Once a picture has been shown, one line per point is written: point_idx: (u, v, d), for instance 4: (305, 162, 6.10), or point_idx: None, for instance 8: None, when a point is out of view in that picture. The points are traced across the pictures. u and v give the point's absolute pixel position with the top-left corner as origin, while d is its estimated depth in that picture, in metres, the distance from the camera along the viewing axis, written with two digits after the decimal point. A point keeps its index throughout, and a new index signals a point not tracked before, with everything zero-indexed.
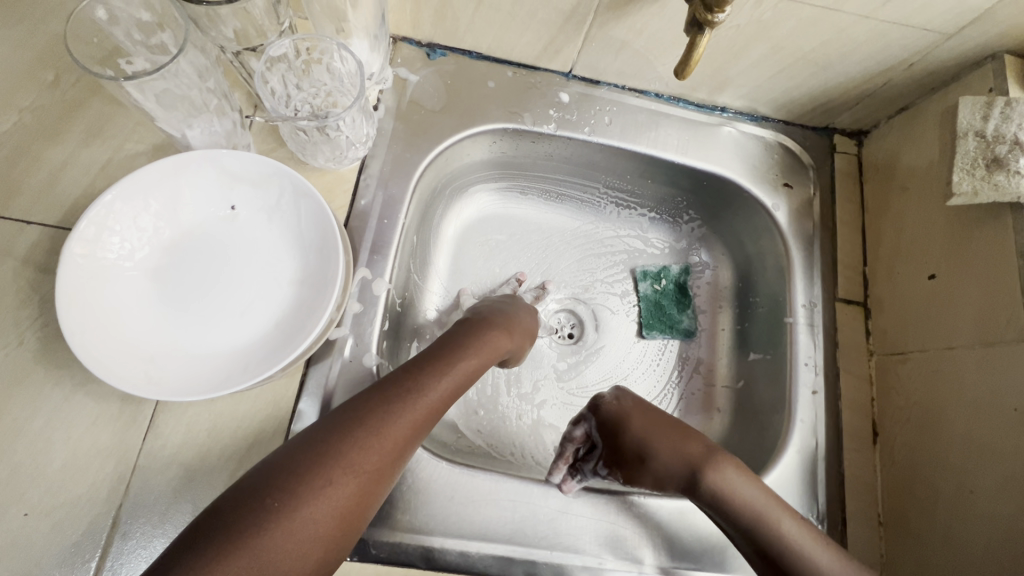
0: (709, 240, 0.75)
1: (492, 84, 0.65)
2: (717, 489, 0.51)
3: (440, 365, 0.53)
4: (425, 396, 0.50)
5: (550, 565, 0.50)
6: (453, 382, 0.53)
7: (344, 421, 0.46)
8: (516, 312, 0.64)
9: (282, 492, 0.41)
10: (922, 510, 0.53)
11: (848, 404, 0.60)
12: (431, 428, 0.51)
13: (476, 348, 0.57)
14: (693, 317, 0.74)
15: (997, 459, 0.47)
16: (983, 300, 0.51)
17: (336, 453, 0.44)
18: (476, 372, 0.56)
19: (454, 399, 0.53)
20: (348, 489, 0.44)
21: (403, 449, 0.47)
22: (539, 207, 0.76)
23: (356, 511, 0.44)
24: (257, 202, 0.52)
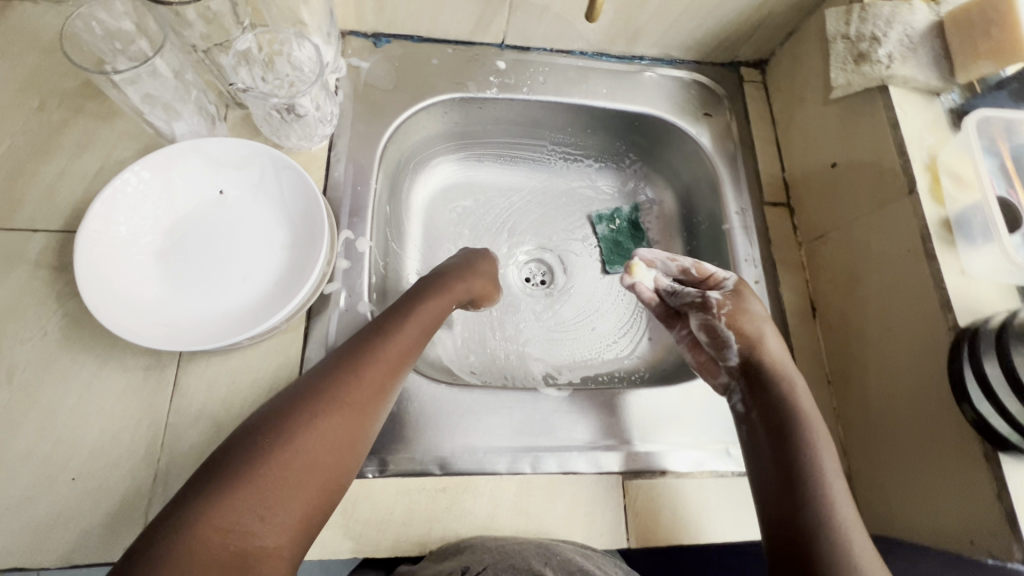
0: (651, 177, 0.84)
1: (435, 62, 0.73)
2: (781, 404, 0.52)
3: (404, 313, 0.57)
4: (392, 339, 0.54)
5: (551, 457, 0.57)
6: (419, 326, 0.57)
7: (321, 374, 0.50)
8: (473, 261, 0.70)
9: (270, 438, 0.45)
10: (857, 359, 0.61)
11: (787, 288, 0.69)
12: (406, 368, 0.55)
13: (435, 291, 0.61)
14: (648, 248, 0.83)
15: (902, 298, 0.56)
16: (872, 172, 0.60)
17: (315, 399, 0.48)
18: (440, 314, 0.61)
19: (423, 339, 0.57)
20: (338, 426, 0.47)
21: (383, 387, 0.51)
22: (496, 172, 0.84)
23: (348, 444, 0.48)
24: (242, 183, 0.59)
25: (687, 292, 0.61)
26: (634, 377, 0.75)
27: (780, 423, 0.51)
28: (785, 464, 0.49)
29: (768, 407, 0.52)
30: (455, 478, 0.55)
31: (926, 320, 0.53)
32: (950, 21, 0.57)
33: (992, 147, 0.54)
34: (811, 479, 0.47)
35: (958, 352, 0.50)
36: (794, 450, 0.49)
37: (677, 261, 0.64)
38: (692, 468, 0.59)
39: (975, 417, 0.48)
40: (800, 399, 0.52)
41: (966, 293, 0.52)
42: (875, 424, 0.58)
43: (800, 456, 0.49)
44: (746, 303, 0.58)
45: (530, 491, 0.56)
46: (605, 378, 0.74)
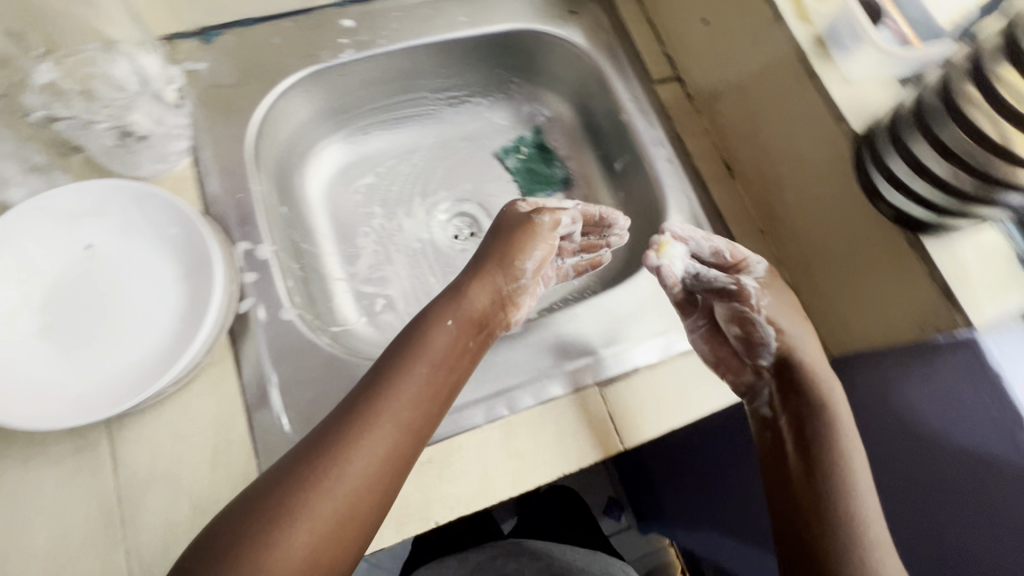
0: (542, 94, 0.82)
1: (277, 40, 0.67)
2: (815, 410, 0.49)
3: (394, 380, 0.47)
4: (379, 421, 0.45)
5: (525, 392, 0.57)
6: (430, 372, 0.48)
7: (314, 441, 0.44)
8: (507, 257, 0.56)
9: (257, 530, 0.40)
10: (781, 201, 0.62)
11: (698, 157, 0.69)
12: (419, 439, 0.47)
13: (449, 320, 0.51)
14: (562, 165, 0.82)
15: (799, 128, 0.57)
16: (739, 15, 0.60)
17: (307, 476, 0.42)
18: (457, 348, 0.51)
19: (439, 389, 0.49)
20: (338, 507, 0.42)
21: (391, 456, 0.45)
22: (387, 139, 0.80)
23: (352, 525, 0.42)
24: (107, 228, 0.53)
25: (715, 278, 0.56)
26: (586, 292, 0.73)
27: (808, 425, 0.49)
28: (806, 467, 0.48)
29: (794, 410, 0.51)
30: (438, 445, 0.54)
31: (826, 139, 0.54)
32: None
33: None
34: (834, 483, 0.47)
35: (860, 160, 0.51)
36: (819, 454, 0.48)
37: (712, 244, 0.57)
38: (663, 355, 0.59)
39: (894, 212, 0.49)
40: (840, 407, 0.50)
41: (857, 99, 0.52)
42: (813, 254, 0.60)
43: (828, 461, 0.47)
44: (778, 299, 0.55)
45: (514, 432, 0.55)
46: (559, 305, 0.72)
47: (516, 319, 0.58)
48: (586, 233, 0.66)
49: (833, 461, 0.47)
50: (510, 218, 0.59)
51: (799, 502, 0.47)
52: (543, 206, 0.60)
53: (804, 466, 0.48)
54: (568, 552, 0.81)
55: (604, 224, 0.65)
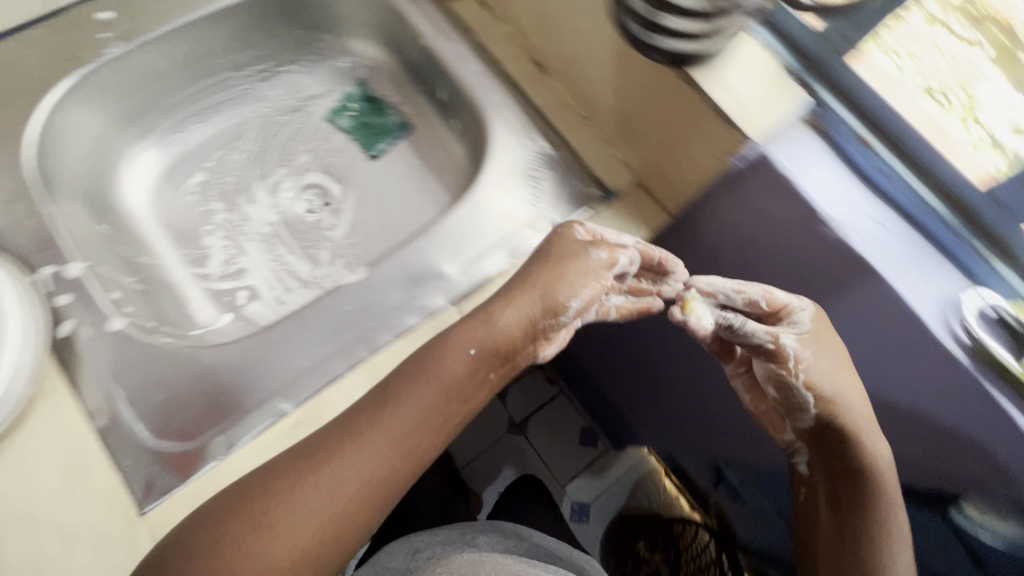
0: (350, 43, 0.80)
1: (28, 52, 0.65)
2: (857, 457, 0.54)
3: (393, 407, 0.50)
4: (383, 444, 0.49)
5: (383, 333, 0.56)
6: (439, 398, 0.51)
7: (334, 431, 0.49)
8: (543, 276, 0.53)
9: (271, 499, 0.46)
10: (588, 81, 0.63)
11: (508, 64, 0.69)
12: (420, 461, 0.52)
13: (466, 346, 0.52)
14: (395, 110, 0.81)
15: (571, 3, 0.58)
16: None
17: (320, 459, 0.48)
18: (474, 378, 0.53)
19: (447, 418, 0.52)
20: (339, 500, 0.47)
21: (388, 467, 0.49)
22: (204, 130, 0.76)
23: (342, 520, 0.47)
24: None
25: (756, 332, 0.53)
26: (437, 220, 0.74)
27: (860, 483, 0.55)
28: (853, 518, 0.55)
29: (835, 457, 0.56)
30: (307, 405, 0.53)
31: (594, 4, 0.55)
32: None
33: None
34: (878, 522, 0.54)
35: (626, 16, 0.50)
36: (870, 512, 0.54)
37: (744, 295, 0.54)
38: (513, 259, 0.60)
39: (669, 57, 0.48)
40: (880, 459, 0.54)
41: None
42: (628, 121, 0.62)
43: (871, 510, 0.54)
44: (822, 356, 0.53)
45: (380, 372, 0.55)
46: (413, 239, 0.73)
47: (546, 353, 0.57)
48: (638, 276, 0.60)
49: (879, 511, 0.54)
50: (565, 240, 0.55)
51: (831, 525, 0.57)
52: (603, 237, 0.56)
53: (849, 514, 0.55)
54: (539, 535, 0.79)
55: (661, 270, 0.59)
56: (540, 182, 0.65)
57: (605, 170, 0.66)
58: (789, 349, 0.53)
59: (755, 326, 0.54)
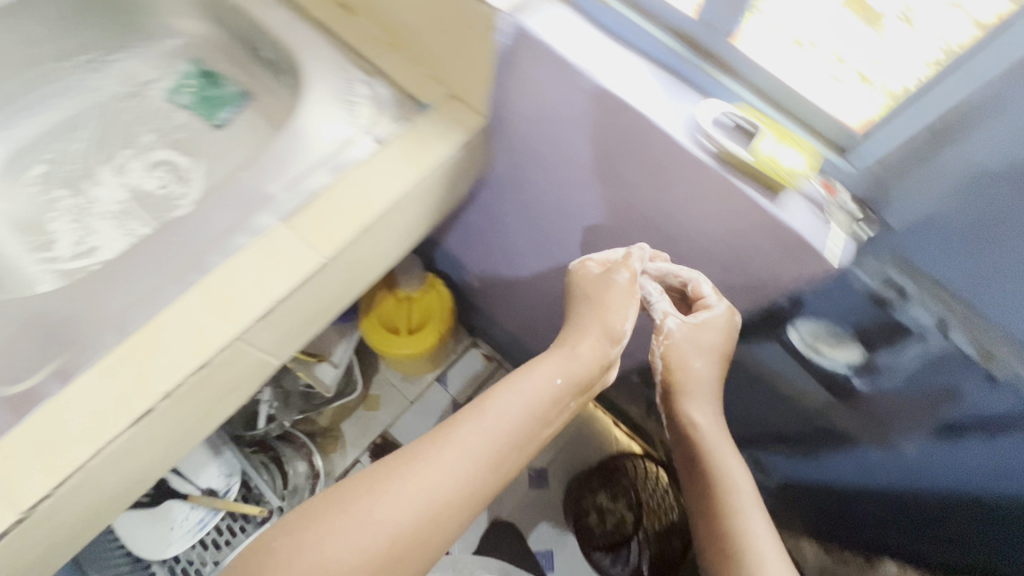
0: (171, 23, 0.82)
1: None
2: (680, 422, 0.70)
3: (535, 426, 0.62)
4: (504, 441, 0.59)
5: (214, 253, 0.59)
6: (530, 416, 0.62)
7: (435, 439, 0.58)
8: (568, 334, 0.67)
9: (372, 495, 0.53)
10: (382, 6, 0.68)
11: (314, 10, 0.73)
12: (502, 471, 0.60)
13: (551, 377, 0.63)
14: (230, 81, 0.84)
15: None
16: None
17: (407, 461, 0.56)
18: (563, 405, 0.64)
19: (532, 431, 0.62)
20: (422, 484, 0.54)
21: (479, 470, 0.57)
22: (35, 124, 0.78)
23: (433, 510, 0.54)
24: None
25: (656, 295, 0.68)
26: None
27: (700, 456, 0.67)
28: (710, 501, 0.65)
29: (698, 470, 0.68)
30: (140, 329, 0.55)
31: None
32: None
33: None
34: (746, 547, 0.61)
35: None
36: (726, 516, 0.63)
37: (681, 278, 0.66)
38: (335, 172, 0.64)
39: None
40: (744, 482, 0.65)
41: None
42: (418, 35, 0.68)
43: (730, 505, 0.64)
44: (692, 343, 0.67)
45: (212, 288, 0.57)
46: None
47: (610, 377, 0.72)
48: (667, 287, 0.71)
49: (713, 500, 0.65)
50: (585, 281, 0.68)
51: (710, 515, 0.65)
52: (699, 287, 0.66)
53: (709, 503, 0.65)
54: None
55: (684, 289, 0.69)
56: (357, 102, 0.69)
57: (417, 86, 0.71)
58: (669, 326, 0.67)
59: (659, 296, 0.68)
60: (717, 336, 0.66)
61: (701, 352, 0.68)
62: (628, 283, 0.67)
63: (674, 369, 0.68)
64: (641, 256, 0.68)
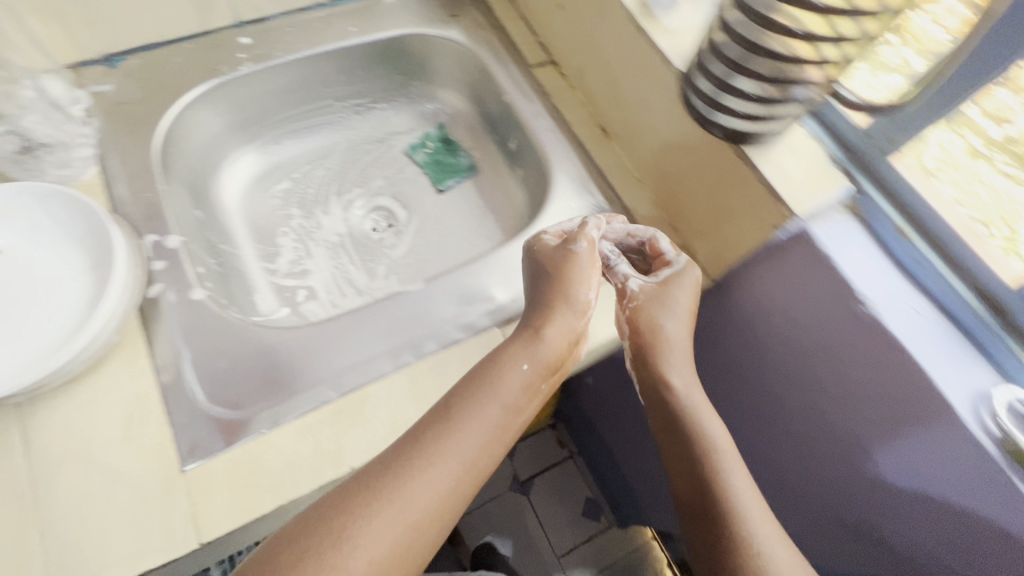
0: (437, 92, 0.89)
1: (179, 60, 0.72)
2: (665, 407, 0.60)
3: (487, 402, 0.52)
4: (478, 436, 0.51)
5: (431, 339, 0.61)
6: (506, 404, 0.53)
7: (423, 445, 0.49)
8: (541, 314, 0.59)
9: (361, 523, 0.44)
10: (647, 149, 0.70)
11: (577, 127, 0.77)
12: (482, 480, 0.51)
13: (516, 361, 0.55)
14: (466, 154, 0.89)
15: (636, 78, 0.66)
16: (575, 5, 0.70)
17: (404, 479, 0.47)
18: (530, 391, 0.55)
19: (506, 430, 0.53)
20: (413, 495, 0.46)
21: (462, 478, 0.49)
22: (295, 145, 0.85)
23: (425, 520, 0.46)
24: (14, 235, 0.56)
25: (618, 267, 0.64)
26: None
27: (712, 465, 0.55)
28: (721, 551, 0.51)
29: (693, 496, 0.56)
30: (350, 395, 0.57)
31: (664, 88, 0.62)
32: None
33: None
34: None
35: (696, 70, 0.56)
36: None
37: (636, 235, 0.65)
38: None
39: (726, 134, 0.56)
40: (740, 491, 0.54)
41: (681, 46, 0.60)
42: (674, 187, 0.68)
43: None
44: (653, 295, 0.62)
45: (422, 375, 0.58)
46: None
47: (584, 349, 0.62)
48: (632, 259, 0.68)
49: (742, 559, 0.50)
50: (543, 255, 0.61)
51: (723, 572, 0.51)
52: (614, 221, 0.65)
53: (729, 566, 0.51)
54: None
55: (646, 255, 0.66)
56: None
57: (653, 229, 0.71)
58: (631, 288, 0.63)
59: (618, 255, 0.65)
60: (687, 296, 0.61)
61: (686, 307, 0.61)
62: (586, 252, 0.62)
63: (647, 330, 0.61)
64: (599, 224, 0.64)
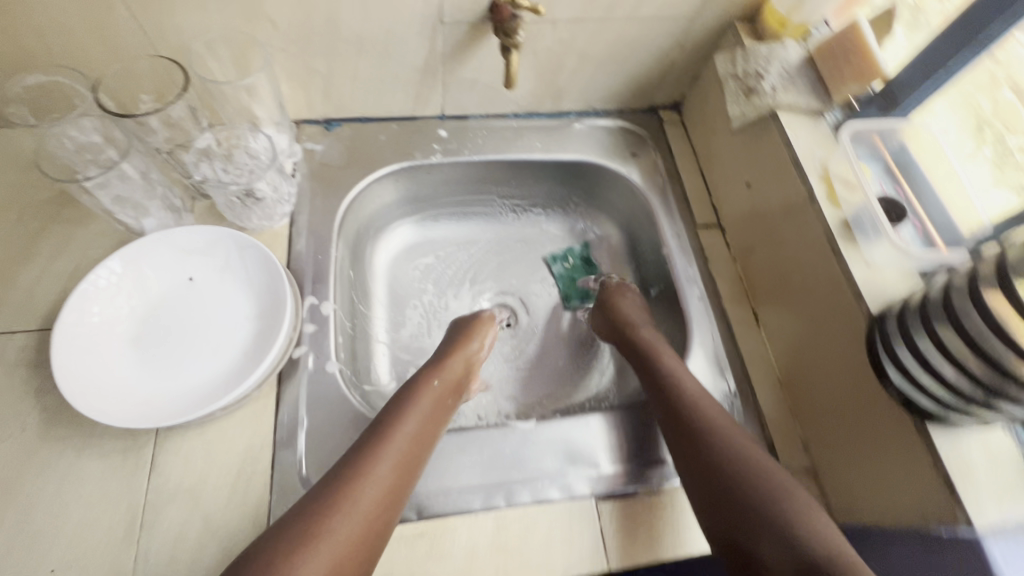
0: (594, 215, 0.90)
1: (383, 137, 0.79)
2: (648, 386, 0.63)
3: (409, 403, 0.59)
4: (405, 427, 0.57)
5: (525, 488, 0.59)
6: (427, 413, 0.59)
7: (366, 450, 0.54)
8: (450, 350, 0.68)
9: (324, 522, 0.47)
10: (800, 357, 0.65)
11: (729, 302, 0.74)
12: (416, 471, 0.55)
13: (432, 378, 0.63)
14: (603, 280, 0.87)
15: (812, 292, 0.63)
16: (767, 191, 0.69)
17: (351, 478, 0.51)
18: (441, 405, 0.62)
19: (429, 430, 0.58)
20: (365, 493, 0.51)
21: (400, 466, 0.54)
22: (451, 227, 0.89)
23: (379, 508, 0.51)
24: (209, 267, 0.63)
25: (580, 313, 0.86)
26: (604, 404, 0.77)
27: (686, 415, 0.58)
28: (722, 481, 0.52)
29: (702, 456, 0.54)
30: (432, 522, 0.57)
31: (847, 315, 0.58)
32: (817, 53, 0.66)
33: (874, 153, 0.63)
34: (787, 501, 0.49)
35: (893, 316, 0.53)
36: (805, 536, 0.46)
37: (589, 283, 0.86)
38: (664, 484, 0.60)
39: (901, 396, 0.52)
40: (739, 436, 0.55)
41: (877, 284, 0.56)
42: (821, 411, 0.62)
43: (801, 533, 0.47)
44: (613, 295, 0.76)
45: (505, 525, 0.57)
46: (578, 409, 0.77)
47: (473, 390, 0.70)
48: None
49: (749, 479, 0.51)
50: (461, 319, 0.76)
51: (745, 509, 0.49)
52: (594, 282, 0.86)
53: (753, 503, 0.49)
54: None
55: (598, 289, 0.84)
56: None
57: (783, 443, 0.65)
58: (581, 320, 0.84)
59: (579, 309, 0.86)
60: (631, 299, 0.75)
61: (638, 306, 0.74)
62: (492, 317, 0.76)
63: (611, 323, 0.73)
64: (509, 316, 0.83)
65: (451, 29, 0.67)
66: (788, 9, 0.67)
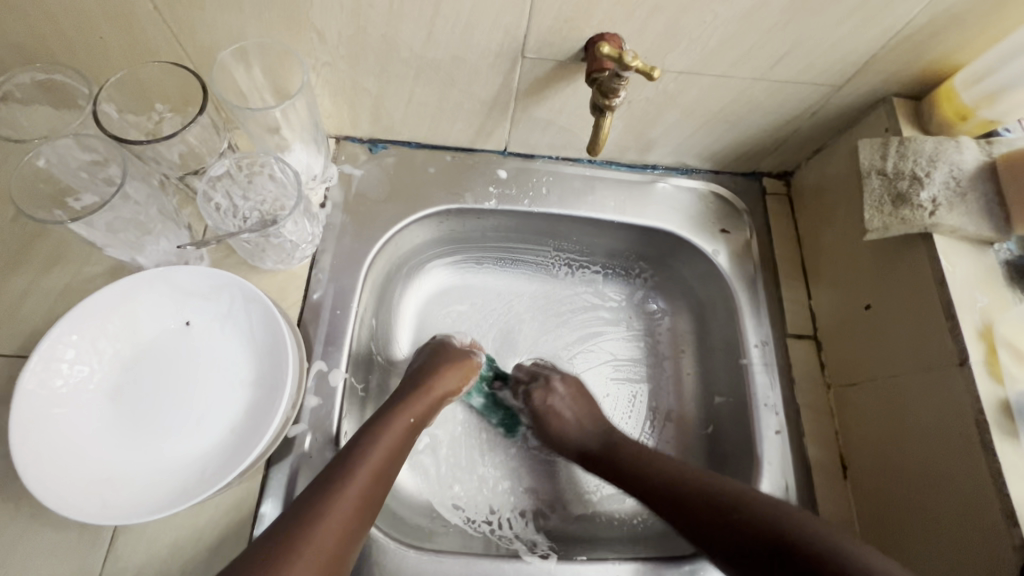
0: (661, 287, 0.76)
1: (432, 170, 0.68)
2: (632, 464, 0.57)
3: (376, 427, 0.53)
4: (370, 454, 0.50)
5: None
6: (395, 440, 0.53)
7: (327, 477, 0.48)
8: (428, 381, 0.60)
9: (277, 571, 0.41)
10: (899, 545, 0.51)
11: (812, 441, 0.60)
12: (376, 508, 0.49)
13: (405, 413, 0.56)
14: (657, 367, 0.74)
15: (934, 476, 0.49)
16: (895, 326, 0.54)
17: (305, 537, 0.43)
18: (408, 436, 0.55)
19: (394, 460, 0.52)
20: (316, 557, 0.43)
21: (360, 500, 0.47)
22: (494, 273, 0.76)
23: (336, 554, 0.44)
24: (209, 314, 0.54)
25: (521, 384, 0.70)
26: (635, 523, 0.65)
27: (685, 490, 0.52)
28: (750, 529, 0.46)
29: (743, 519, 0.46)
30: None
31: (987, 528, 0.44)
32: (1003, 161, 0.50)
33: None
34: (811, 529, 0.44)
35: None
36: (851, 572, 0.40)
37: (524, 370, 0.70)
38: None
39: None
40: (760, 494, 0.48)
41: None
42: None
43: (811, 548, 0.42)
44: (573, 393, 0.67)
45: None
46: (603, 522, 0.65)
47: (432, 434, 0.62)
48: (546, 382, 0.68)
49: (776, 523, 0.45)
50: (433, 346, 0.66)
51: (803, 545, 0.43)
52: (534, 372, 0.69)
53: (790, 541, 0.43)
54: None
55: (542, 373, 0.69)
56: None
57: None
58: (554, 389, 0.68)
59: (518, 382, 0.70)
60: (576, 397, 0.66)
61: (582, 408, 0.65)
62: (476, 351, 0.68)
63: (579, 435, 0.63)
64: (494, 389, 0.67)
65: (534, 63, 0.54)
66: (975, 99, 0.52)
